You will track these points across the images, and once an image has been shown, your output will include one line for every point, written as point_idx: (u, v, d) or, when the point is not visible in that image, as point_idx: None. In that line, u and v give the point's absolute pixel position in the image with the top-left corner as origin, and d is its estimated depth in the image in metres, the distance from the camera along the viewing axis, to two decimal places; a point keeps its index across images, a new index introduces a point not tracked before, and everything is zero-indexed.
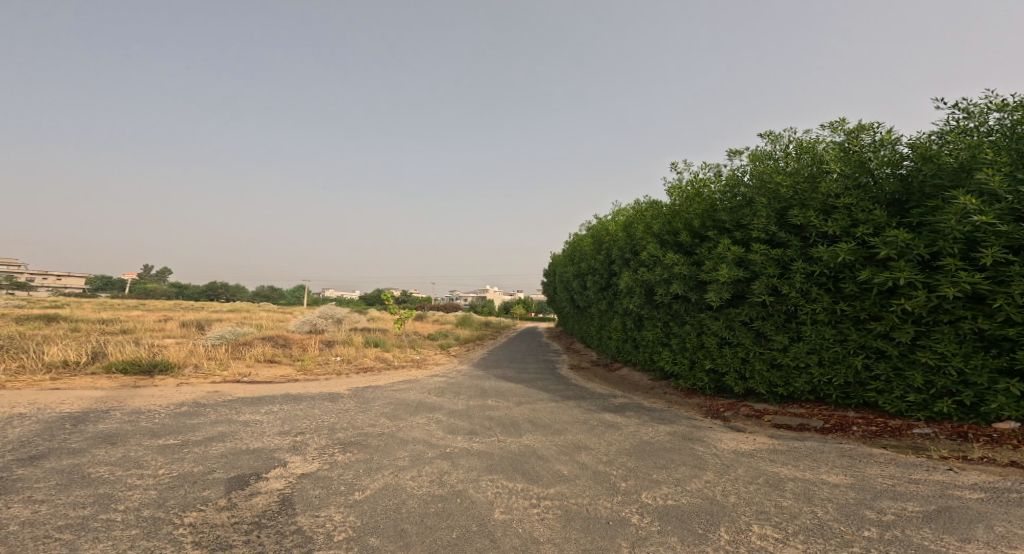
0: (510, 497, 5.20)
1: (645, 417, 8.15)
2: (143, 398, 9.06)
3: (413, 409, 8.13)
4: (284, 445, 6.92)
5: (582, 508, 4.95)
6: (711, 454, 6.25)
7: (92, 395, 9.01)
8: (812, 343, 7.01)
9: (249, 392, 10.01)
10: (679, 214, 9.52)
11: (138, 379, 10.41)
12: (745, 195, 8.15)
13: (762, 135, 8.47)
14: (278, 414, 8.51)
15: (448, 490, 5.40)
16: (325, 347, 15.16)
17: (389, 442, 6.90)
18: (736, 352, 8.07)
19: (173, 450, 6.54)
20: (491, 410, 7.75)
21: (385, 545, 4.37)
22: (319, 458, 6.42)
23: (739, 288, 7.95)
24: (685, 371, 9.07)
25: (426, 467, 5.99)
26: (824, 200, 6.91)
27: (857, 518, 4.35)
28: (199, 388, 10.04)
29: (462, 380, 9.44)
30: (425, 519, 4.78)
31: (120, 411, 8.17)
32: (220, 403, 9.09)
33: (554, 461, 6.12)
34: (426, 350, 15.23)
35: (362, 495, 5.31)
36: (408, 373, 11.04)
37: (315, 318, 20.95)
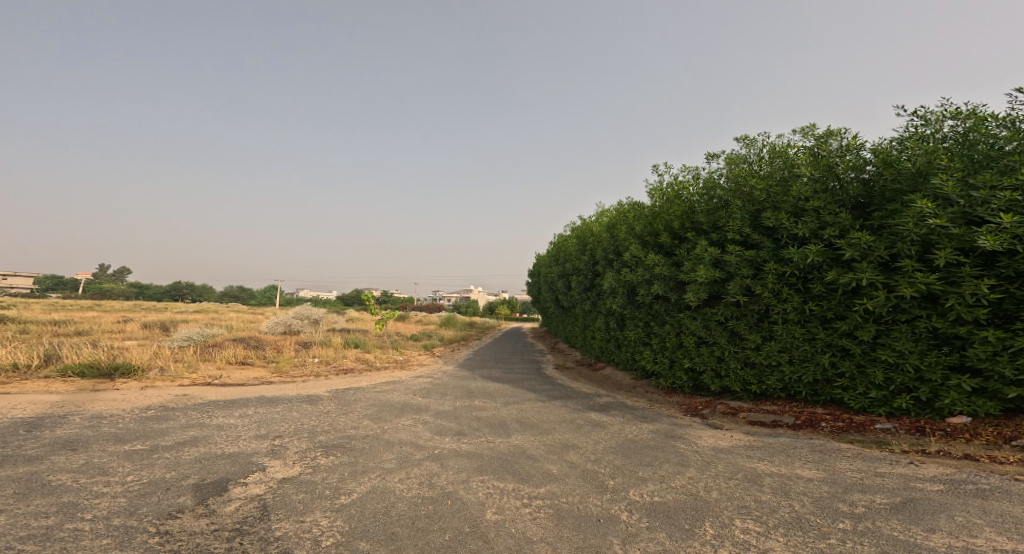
0: (499, 498, 5.19)
1: (628, 416, 8.25)
2: (103, 403, 8.66)
3: (396, 410, 8.02)
4: (262, 449, 6.74)
5: (570, 506, 4.98)
6: (692, 451, 6.37)
7: (47, 400, 8.57)
8: (783, 342, 7.23)
9: (220, 395, 9.69)
10: (659, 215, 9.68)
11: (100, 383, 9.97)
12: (721, 198, 8.33)
13: (738, 139, 8.67)
14: (253, 418, 8.27)
15: (436, 492, 5.35)
16: (301, 348, 14.82)
17: (374, 444, 6.80)
18: (712, 351, 8.25)
19: (142, 456, 6.28)
20: (477, 411, 7.71)
21: (375, 549, 4.31)
22: (300, 461, 6.28)
23: (715, 288, 8.11)
24: (664, 370, 9.20)
25: (414, 469, 5.92)
26: (794, 203, 7.13)
27: (831, 511, 4.50)
28: (166, 391, 9.68)
29: (446, 381, 9.36)
30: (417, 522, 4.74)
31: (79, 416, 7.79)
32: (189, 407, 8.77)
33: (542, 461, 6.13)
34: (407, 351, 15.05)
35: (347, 499, 5.22)
36: (389, 374, 10.89)
37: (289, 319, 20.49)
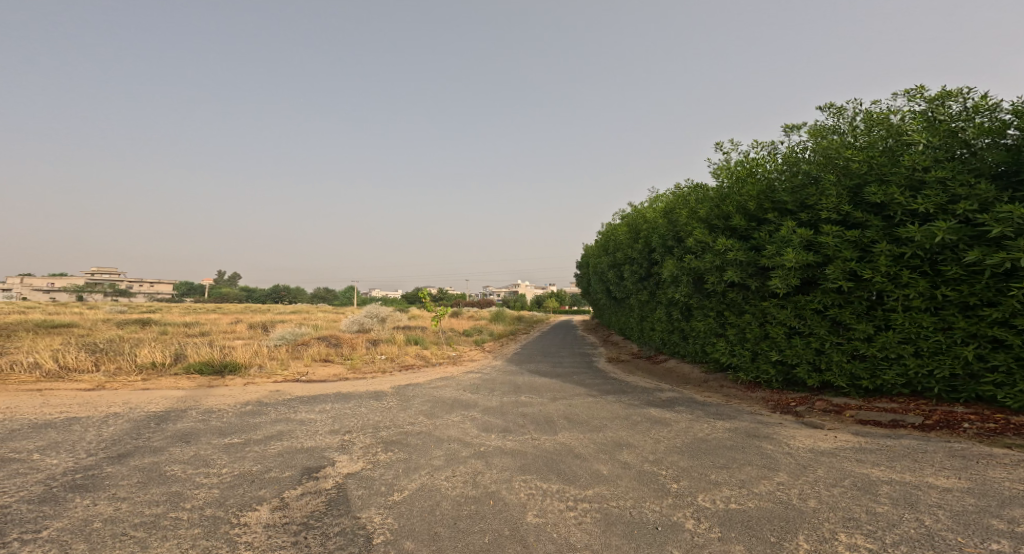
0: (543, 499, 4.94)
1: (699, 413, 7.61)
2: (216, 398, 9.49)
3: (448, 406, 7.98)
4: (333, 444, 6.99)
5: (621, 512, 4.60)
6: (784, 453, 5.66)
7: (175, 395, 9.52)
8: (905, 332, 6.16)
9: (307, 391, 10.30)
10: (729, 197, 8.89)
11: (213, 380, 10.88)
12: (808, 173, 7.36)
13: (821, 109, 7.77)
14: (330, 413, 8.68)
15: (480, 491, 5.20)
16: (373, 345, 15.53)
17: (426, 441, 6.76)
18: (809, 343, 7.30)
19: (236, 449, 6.74)
20: (524, 406, 7.48)
21: (417, 548, 4.22)
22: (360, 457, 6.41)
23: (810, 273, 7.19)
24: (746, 363, 8.42)
25: (459, 468, 5.81)
26: (909, 174, 6.10)
27: (980, 529, 3.77)
28: (264, 387, 10.46)
29: (495, 376, 9.24)
30: (458, 522, 4.60)
31: (195, 411, 8.55)
32: (280, 402, 9.38)
33: (592, 460, 5.79)
34: (461, 346, 15.24)
35: (399, 497, 5.21)
36: (449, 370, 10.93)
37: (364, 317, 21.55)
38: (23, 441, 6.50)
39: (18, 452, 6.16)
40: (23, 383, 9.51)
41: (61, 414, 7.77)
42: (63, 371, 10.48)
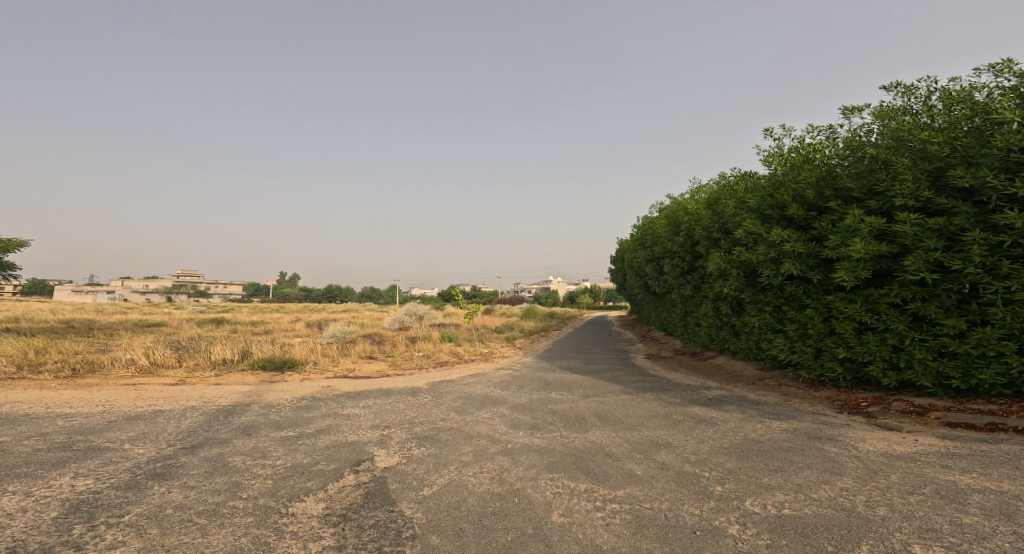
0: (569, 498, 4.48)
1: (752, 413, 6.89)
2: (277, 392, 8.96)
3: (478, 403, 7.65)
4: (373, 438, 6.10)
5: (655, 514, 4.12)
6: (850, 456, 5.04)
7: (241, 389, 9.01)
8: (1005, 329, 5.28)
9: (356, 386, 9.74)
10: (784, 184, 7.83)
11: (279, 375, 10.37)
12: (876, 157, 6.41)
13: (886, 88, 6.71)
14: (373, 409, 7.83)
15: (504, 488, 4.68)
16: (410, 342, 15.75)
17: (456, 438, 6.13)
18: (884, 340, 6.26)
19: (291, 442, 5.85)
20: (553, 403, 7.32)
21: (441, 544, 3.69)
22: (393, 450, 5.52)
23: (883, 265, 6.19)
24: (808, 360, 7.39)
25: (487, 464, 5.29)
26: (1005, 155, 5.24)
27: None
28: (315, 382, 9.85)
29: (525, 372, 9.12)
30: (483, 519, 4.06)
31: (258, 404, 7.90)
32: (331, 396, 8.70)
33: (623, 460, 5.35)
34: (492, 342, 15.22)
35: (429, 491, 4.53)
36: (482, 367, 10.81)
37: (404, 316, 21.84)
38: (113, 431, 5.86)
39: (107, 441, 5.49)
40: (118, 379, 9.27)
41: (147, 406, 7.31)
42: (150, 368, 10.22)
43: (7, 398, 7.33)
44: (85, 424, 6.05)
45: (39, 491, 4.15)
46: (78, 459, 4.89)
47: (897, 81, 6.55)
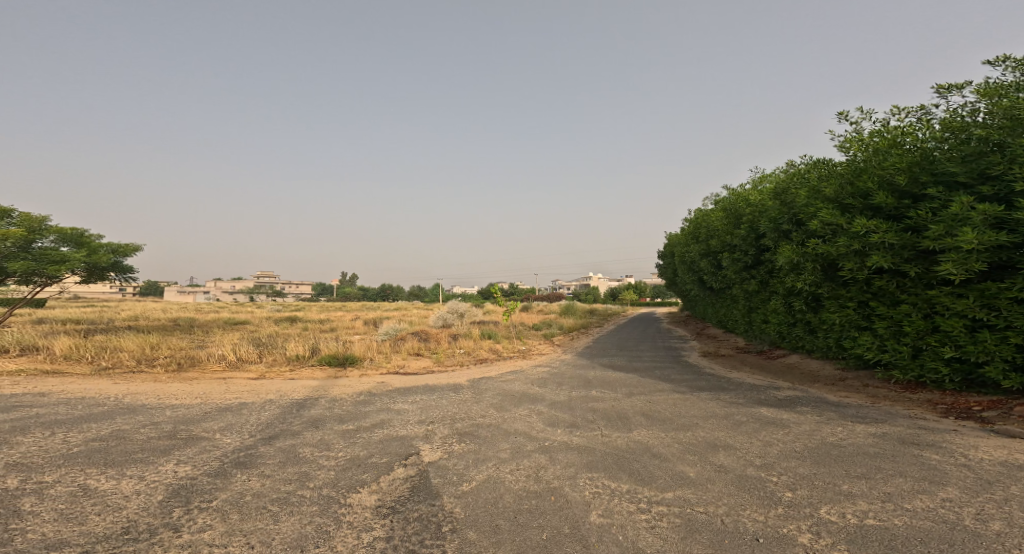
0: (609, 499, 3.67)
1: (831, 416, 5.52)
2: (341, 388, 8.89)
3: (516, 400, 7.54)
4: (417, 433, 5.84)
5: (711, 519, 3.32)
6: (955, 465, 3.95)
7: (312, 385, 8.96)
8: None
9: (407, 383, 9.80)
10: (867, 170, 6.48)
11: (343, 372, 10.29)
12: (989, 141, 5.23)
13: (991, 63, 5.61)
14: (419, 404, 7.93)
15: (541, 487, 3.96)
16: (452, 339, 15.99)
17: (493, 434, 5.67)
18: (1008, 341, 4.97)
19: (350, 434, 5.55)
20: (594, 403, 7.04)
21: (477, 540, 3.24)
22: (437, 447, 5.19)
23: (1003, 256, 4.96)
24: (904, 361, 5.94)
25: (523, 461, 4.58)
26: None
27: None
28: (372, 378, 9.91)
29: (565, 371, 8.96)
30: (517, 516, 3.52)
31: (325, 400, 7.78)
32: (384, 393, 8.68)
33: (674, 461, 4.32)
34: (530, 340, 15.14)
35: (468, 487, 4.04)
36: (518, 364, 10.90)
37: (446, 314, 22.21)
38: (208, 421, 5.61)
39: (205, 430, 5.22)
40: (214, 373, 9.41)
41: (236, 399, 7.24)
42: (239, 363, 10.32)
43: (119, 388, 7.45)
44: (187, 414, 5.89)
45: (149, 476, 3.88)
46: (181, 445, 4.64)
47: (1006, 54, 5.44)
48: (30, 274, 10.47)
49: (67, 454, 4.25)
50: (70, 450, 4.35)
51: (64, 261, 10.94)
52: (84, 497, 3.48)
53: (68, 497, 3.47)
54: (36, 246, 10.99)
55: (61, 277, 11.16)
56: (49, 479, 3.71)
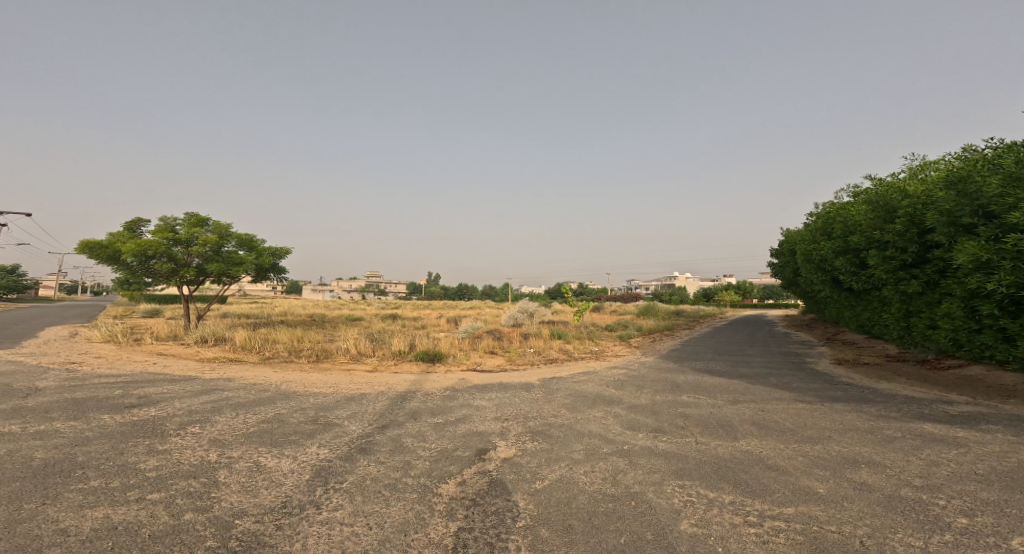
0: (707, 509, 3.47)
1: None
2: (433, 383, 9.26)
3: (590, 401, 7.36)
4: (492, 428, 5.95)
5: (846, 540, 3.02)
6: None
7: (408, 379, 9.40)
8: None
9: (483, 380, 9.99)
10: None
11: (432, 368, 10.76)
12: None
13: None
14: (495, 402, 8.05)
15: (620, 490, 3.83)
16: (523, 338, 16.09)
17: (566, 434, 5.44)
18: None
19: (440, 428, 5.75)
20: (686, 408, 6.19)
21: (551, 540, 3.21)
22: (511, 444, 5.23)
23: None
24: None
25: (599, 462, 4.41)
26: None
27: None
28: (451, 374, 10.22)
29: (644, 373, 8.71)
30: (593, 518, 3.46)
31: (420, 394, 8.10)
32: (467, 390, 8.93)
33: (796, 475, 3.95)
34: (605, 342, 14.85)
35: (542, 485, 4.04)
36: (589, 365, 10.77)
37: (517, 313, 22.35)
38: (337, 409, 6.07)
39: (336, 418, 5.64)
40: (341, 364, 10.23)
41: (358, 390, 7.77)
42: (358, 357, 11.08)
43: (279, 376, 8.28)
44: (321, 401, 6.42)
45: (301, 456, 4.26)
46: (313, 430, 5.03)
47: None
48: (220, 274, 11.67)
49: (248, 433, 4.73)
50: (250, 429, 4.85)
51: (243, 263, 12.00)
52: (259, 472, 3.84)
53: (246, 471, 3.83)
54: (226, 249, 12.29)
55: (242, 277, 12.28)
56: (236, 455, 4.12)
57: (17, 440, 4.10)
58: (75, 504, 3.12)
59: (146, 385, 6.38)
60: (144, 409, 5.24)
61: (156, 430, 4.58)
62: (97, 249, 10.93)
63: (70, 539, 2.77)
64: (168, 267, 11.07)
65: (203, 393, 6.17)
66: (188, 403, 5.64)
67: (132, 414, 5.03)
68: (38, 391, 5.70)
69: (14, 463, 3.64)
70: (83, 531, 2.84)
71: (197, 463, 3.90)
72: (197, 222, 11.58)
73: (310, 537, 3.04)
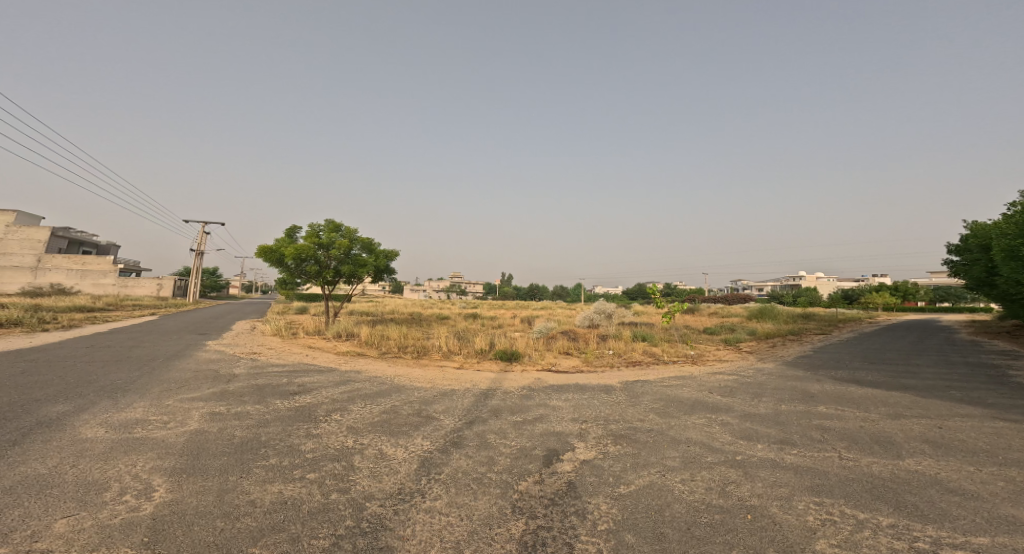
0: (855, 530, 3.18)
1: None
2: (510, 381, 9.42)
3: (688, 407, 7.02)
4: (570, 430, 5.88)
5: None
6: None
7: (487, 376, 9.62)
8: None
9: (560, 380, 10.03)
10: None
11: (510, 367, 10.83)
12: None
13: None
14: (571, 403, 7.97)
15: (730, 502, 3.60)
16: (602, 339, 15.81)
17: (658, 439, 5.19)
18: None
19: (521, 426, 5.79)
20: (826, 421, 5.50)
21: (641, 546, 3.12)
22: (591, 446, 5.04)
23: None
24: None
25: (705, 471, 4.17)
26: None
27: None
28: (527, 374, 10.31)
29: (756, 381, 8.14)
30: (693, 528, 3.30)
31: (498, 392, 8.21)
32: (541, 389, 9.00)
33: (991, 502, 3.45)
34: (703, 345, 14.13)
35: (626, 490, 3.86)
36: (683, 370, 10.19)
37: (593, 313, 22.01)
38: (435, 403, 6.34)
39: (433, 412, 5.86)
40: (433, 360, 10.73)
41: (449, 385, 8.13)
42: (448, 354, 11.54)
43: (392, 370, 8.88)
44: (422, 395, 6.79)
45: (410, 446, 4.50)
46: (414, 422, 5.30)
47: None
48: (353, 274, 12.70)
49: (385, 424, 5.07)
50: (374, 419, 5.21)
51: (366, 264, 12.89)
52: (382, 460, 4.09)
53: (373, 458, 4.12)
54: (360, 252, 13.34)
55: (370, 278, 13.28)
56: (365, 443, 4.43)
57: (223, 419, 4.71)
58: (261, 478, 3.53)
59: (303, 374, 7.10)
60: (303, 396, 5.82)
61: (311, 416, 5.07)
62: (265, 253, 12.37)
63: (257, 510, 3.12)
64: (315, 269, 12.37)
65: (342, 384, 6.73)
66: (331, 392, 6.18)
67: (297, 400, 5.60)
68: (234, 378, 6.48)
69: (224, 438, 4.21)
70: (262, 504, 3.19)
71: (338, 448, 4.27)
72: (335, 228, 12.70)
73: (419, 524, 3.19)
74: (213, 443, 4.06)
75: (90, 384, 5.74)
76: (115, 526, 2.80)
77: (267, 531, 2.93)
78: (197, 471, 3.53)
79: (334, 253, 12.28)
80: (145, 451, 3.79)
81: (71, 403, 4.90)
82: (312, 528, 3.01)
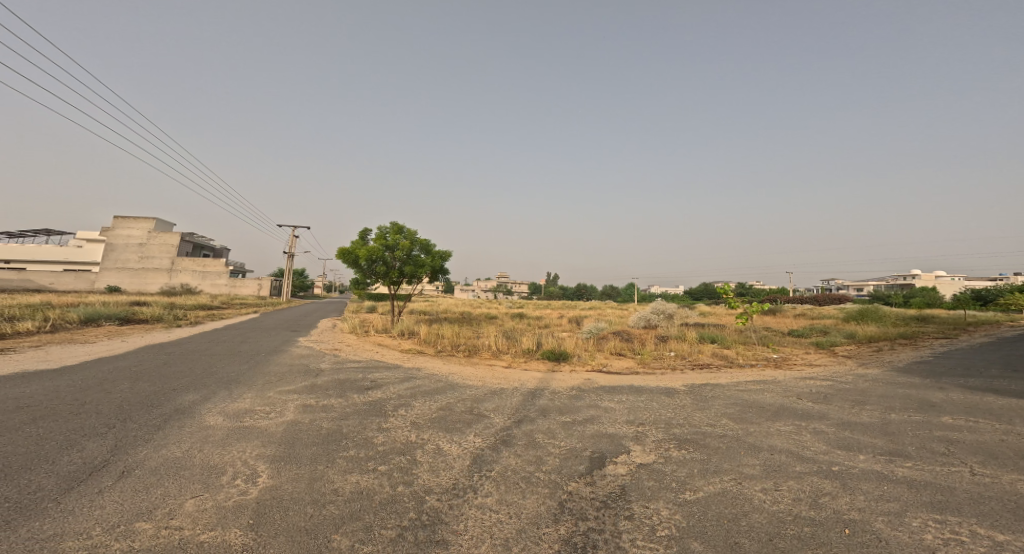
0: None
1: None
2: (560, 381, 9.43)
3: (772, 413, 6.65)
4: (627, 432, 5.75)
5: None
6: None
7: (538, 376, 9.64)
8: None
9: (611, 380, 9.93)
10: None
11: (558, 367, 10.79)
12: None
13: None
14: (625, 404, 7.83)
15: (823, 515, 3.39)
16: (658, 341, 15.39)
17: (733, 446, 4.96)
18: None
19: (575, 428, 5.73)
20: (948, 433, 5.04)
21: None
22: (650, 450, 4.83)
23: None
24: None
25: (792, 481, 3.94)
26: None
27: None
28: (577, 374, 10.26)
29: (847, 388, 7.61)
30: (772, 540, 3.14)
31: (549, 392, 8.19)
32: (591, 389, 8.91)
33: None
34: (784, 348, 13.39)
35: (692, 497, 3.72)
36: (755, 375, 9.64)
37: (648, 314, 21.47)
38: (486, 401, 6.44)
39: (484, 411, 5.91)
40: (483, 359, 10.91)
41: (500, 383, 8.28)
42: (498, 353, 11.67)
43: (445, 367, 9.15)
44: (475, 393, 6.88)
45: (465, 444, 4.56)
46: (468, 419, 5.39)
47: None
48: (418, 273, 13.11)
49: (450, 422, 5.18)
50: (434, 416, 5.34)
51: (425, 264, 13.24)
52: (442, 456, 4.18)
53: (432, 453, 4.23)
54: (424, 252, 13.76)
55: (433, 277, 13.63)
56: (426, 439, 4.54)
57: (313, 411, 5.00)
58: (343, 468, 3.71)
59: (377, 370, 7.43)
60: (375, 391, 6.09)
61: (379, 410, 5.28)
62: (343, 253, 13.06)
63: (339, 498, 3.29)
64: (383, 268, 12.90)
65: (405, 380, 6.95)
66: (398, 389, 6.38)
67: (370, 395, 5.87)
68: (319, 372, 6.90)
69: (313, 430, 4.44)
70: (343, 492, 3.36)
71: (404, 442, 4.41)
72: (400, 229, 13.17)
73: (479, 519, 3.24)
74: (305, 433, 4.33)
75: (212, 375, 6.30)
76: (229, 507, 3.05)
77: (347, 518, 3.08)
78: (294, 459, 3.77)
79: (400, 253, 12.75)
80: (252, 439, 4.08)
81: (199, 392, 5.40)
82: (386, 517, 3.14)
